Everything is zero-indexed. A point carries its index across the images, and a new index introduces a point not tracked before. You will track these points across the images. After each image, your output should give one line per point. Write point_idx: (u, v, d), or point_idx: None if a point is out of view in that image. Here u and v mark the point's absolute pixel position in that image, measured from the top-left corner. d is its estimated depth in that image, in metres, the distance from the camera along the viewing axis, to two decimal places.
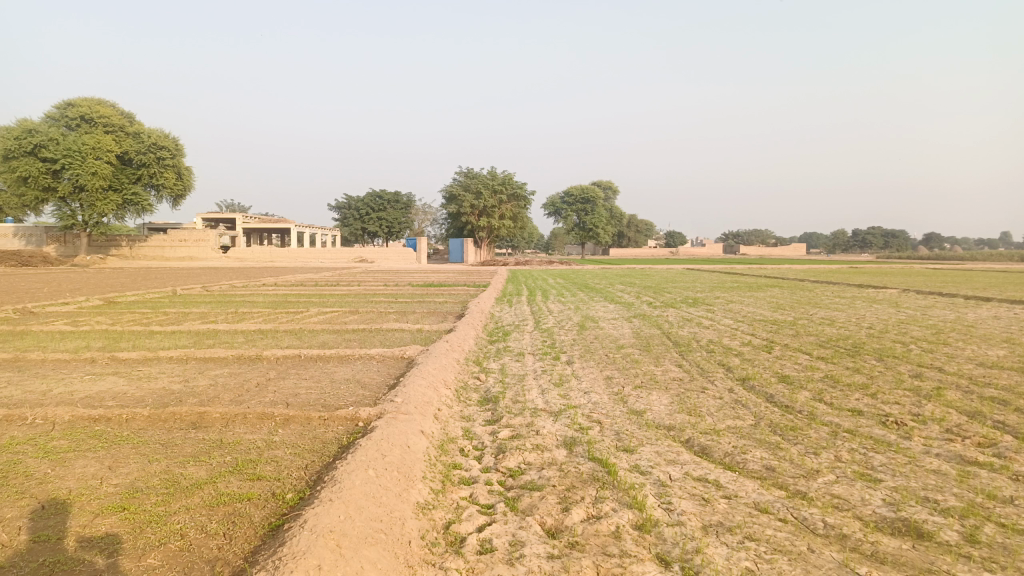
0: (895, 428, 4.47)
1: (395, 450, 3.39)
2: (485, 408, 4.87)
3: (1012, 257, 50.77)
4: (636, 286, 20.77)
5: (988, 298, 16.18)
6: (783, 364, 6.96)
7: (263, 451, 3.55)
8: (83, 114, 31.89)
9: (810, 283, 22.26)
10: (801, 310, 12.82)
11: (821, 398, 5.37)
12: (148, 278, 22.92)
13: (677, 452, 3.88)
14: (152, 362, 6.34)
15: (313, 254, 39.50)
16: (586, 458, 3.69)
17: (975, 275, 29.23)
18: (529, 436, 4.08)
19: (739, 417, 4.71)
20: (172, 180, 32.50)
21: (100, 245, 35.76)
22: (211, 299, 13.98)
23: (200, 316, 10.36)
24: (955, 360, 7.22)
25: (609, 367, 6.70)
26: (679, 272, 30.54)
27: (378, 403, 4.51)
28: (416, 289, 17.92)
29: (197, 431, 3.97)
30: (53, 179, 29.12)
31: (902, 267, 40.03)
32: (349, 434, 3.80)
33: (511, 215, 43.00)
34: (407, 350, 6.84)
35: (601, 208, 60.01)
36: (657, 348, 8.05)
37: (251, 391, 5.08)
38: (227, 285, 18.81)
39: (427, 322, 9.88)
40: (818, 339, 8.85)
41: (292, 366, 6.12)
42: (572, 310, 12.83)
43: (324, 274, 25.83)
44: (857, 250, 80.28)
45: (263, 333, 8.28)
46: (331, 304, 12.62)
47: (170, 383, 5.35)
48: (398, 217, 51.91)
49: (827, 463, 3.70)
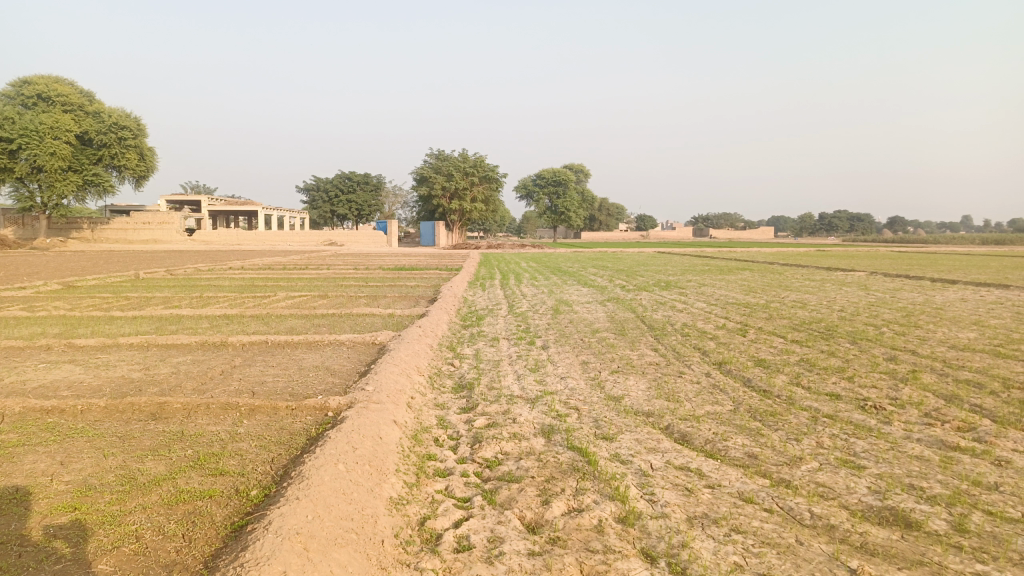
0: (875, 413, 4.43)
1: (367, 441, 3.24)
2: (459, 395, 4.74)
3: (972, 240, 51.71)
4: (609, 270, 20.74)
5: (953, 281, 16.41)
6: (758, 348, 6.93)
7: (227, 444, 3.38)
8: (40, 92, 30.81)
9: (779, 266, 22.39)
10: (772, 293, 12.86)
11: (798, 382, 5.32)
12: (110, 261, 22.30)
13: (657, 440, 3.78)
14: (110, 349, 6.08)
15: (282, 237, 38.86)
16: (565, 447, 3.58)
17: (939, 258, 29.68)
18: (506, 424, 3.95)
19: (718, 402, 4.64)
20: (133, 160, 31.78)
21: (60, 228, 34.73)
22: (175, 283, 13.59)
23: (162, 301, 10.04)
24: (927, 343, 7.25)
25: (584, 352, 6.59)
26: (651, 255, 30.61)
27: (348, 391, 4.35)
28: (387, 272, 17.70)
29: (157, 422, 3.77)
30: (9, 160, 28.14)
31: (868, 250, 40.58)
32: (318, 424, 3.64)
33: (483, 197, 42.71)
34: (378, 335, 6.66)
35: (572, 191, 59.90)
36: (632, 332, 7.96)
37: (215, 379, 4.87)
38: (193, 268, 18.37)
39: (399, 306, 9.71)
40: (791, 322, 8.86)
41: (258, 352, 5.91)
42: (545, 294, 12.70)
43: (293, 258, 25.45)
44: (824, 233, 81.30)
45: (229, 318, 8.03)
46: (300, 288, 12.35)
47: (128, 372, 5.12)
48: (368, 200, 51.26)
49: (810, 449, 3.64)
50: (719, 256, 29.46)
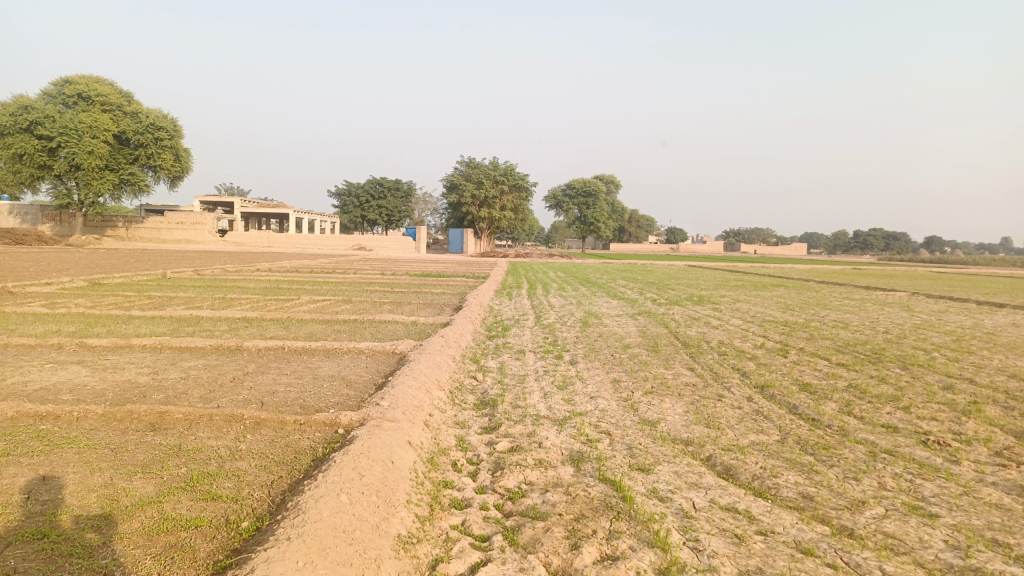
0: (939, 450, 4.01)
1: (376, 466, 2.92)
2: (482, 413, 4.40)
3: (1015, 263, 50.18)
4: (641, 282, 20.31)
5: (1000, 305, 15.76)
6: (802, 371, 6.49)
7: (224, 463, 3.07)
8: (81, 92, 31.24)
9: (815, 284, 21.74)
10: (810, 312, 12.34)
11: (850, 411, 4.90)
12: (141, 260, 22.42)
13: (699, 473, 3.42)
14: (122, 350, 5.86)
15: (312, 241, 38.99)
16: (596, 478, 3.23)
17: (981, 279, 28.67)
18: (531, 449, 3.61)
19: (763, 432, 4.24)
20: (169, 161, 31.99)
21: (96, 226, 35.19)
22: (201, 284, 13.48)
23: (184, 302, 9.86)
24: (985, 372, 6.73)
25: (615, 369, 6.20)
26: (682, 270, 30.02)
27: (362, 405, 4.04)
28: (415, 278, 17.49)
29: (155, 434, 3.48)
30: (49, 157, 28.58)
31: (909, 270, 39.37)
32: (326, 443, 3.33)
33: (512, 206, 42.49)
34: (399, 345, 6.35)
35: (602, 202, 59.52)
36: (666, 349, 7.55)
37: (224, 387, 4.58)
38: (221, 269, 18.33)
39: (423, 314, 9.42)
40: (834, 344, 8.39)
41: (273, 359, 5.63)
42: (574, 305, 12.33)
43: (321, 260, 25.49)
44: (858, 253, 79.53)
45: (248, 321, 7.79)
46: (324, 292, 12.16)
47: (135, 376, 4.85)
48: (397, 205, 51.33)
49: (871, 491, 3.24)
50: (752, 272, 28.86)
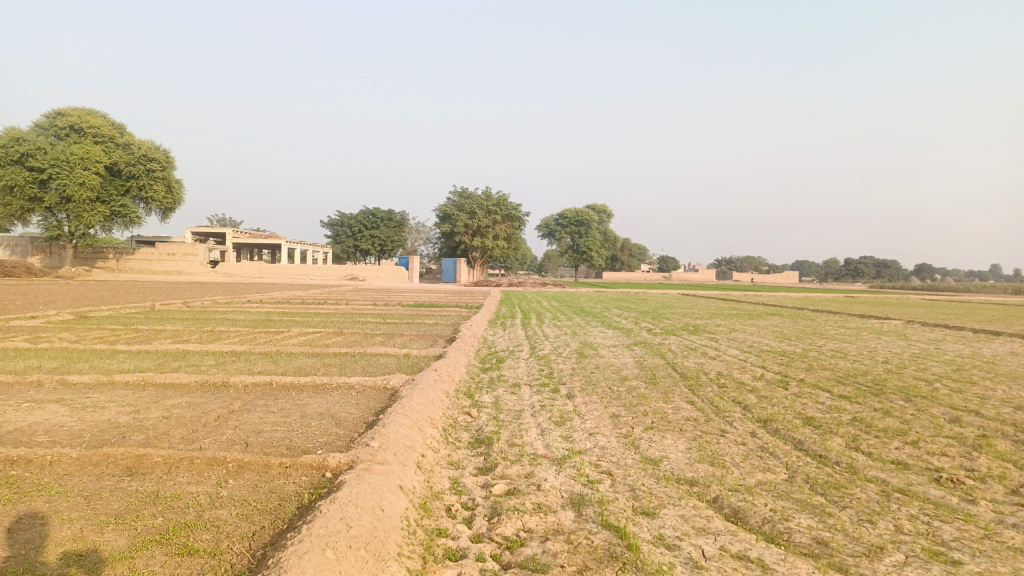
0: (953, 489, 3.85)
1: (365, 515, 2.74)
2: (477, 452, 4.23)
3: (1004, 290, 50.28)
4: (635, 311, 20.17)
5: (996, 333, 15.65)
6: (805, 404, 6.33)
7: (203, 512, 2.88)
8: (73, 124, 31.27)
9: (809, 312, 21.64)
10: (807, 341, 12.19)
11: (857, 447, 4.74)
12: (130, 292, 22.16)
13: (707, 517, 3.24)
14: (103, 388, 5.65)
15: (304, 271, 38.82)
16: (599, 524, 3.05)
17: (974, 307, 28.66)
18: (529, 492, 3.44)
19: (771, 470, 4.07)
20: (161, 192, 31.88)
21: (87, 258, 34.93)
22: (189, 316, 13.26)
23: (171, 335, 9.67)
24: (990, 403, 6.58)
25: (614, 403, 6.02)
26: (676, 298, 29.89)
27: (351, 447, 3.85)
28: (406, 309, 17.32)
29: (132, 479, 3.30)
30: (40, 189, 28.42)
31: (901, 297, 39.34)
32: (313, 489, 3.14)
33: (505, 235, 42.46)
34: (391, 379, 6.17)
35: (595, 232, 59.63)
36: (664, 381, 7.37)
37: (207, 426, 4.38)
38: (210, 301, 18.09)
39: (415, 346, 9.24)
40: (834, 375, 8.24)
41: (260, 396, 5.43)
42: (568, 336, 12.16)
43: (313, 291, 25.28)
44: (849, 281, 79.82)
45: (236, 355, 7.59)
46: (315, 324, 11.98)
47: (114, 416, 4.64)
48: (390, 235, 51.26)
49: (888, 536, 3.07)
50: (745, 300, 28.76)
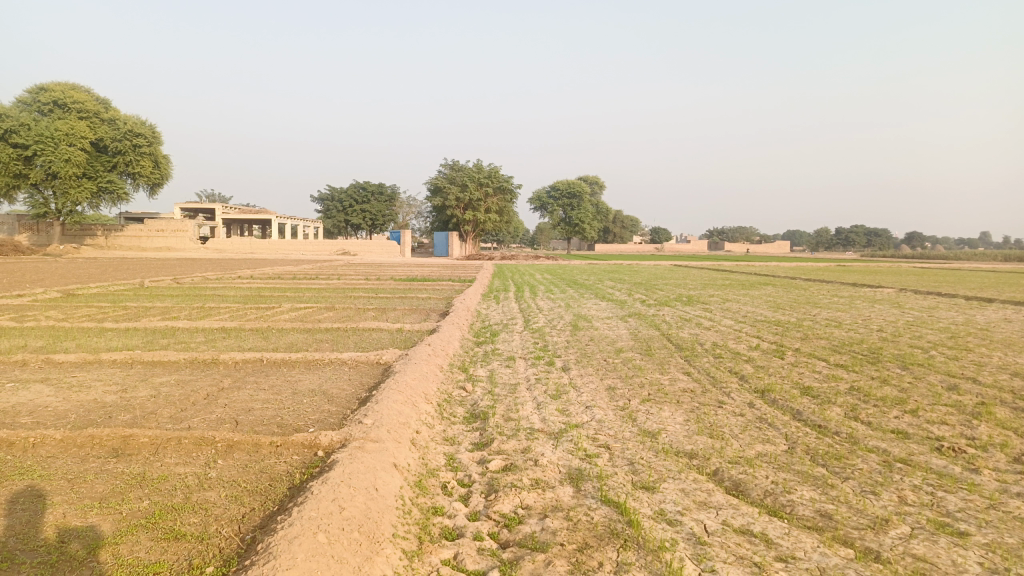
0: (956, 458, 3.80)
1: (358, 496, 2.66)
2: (472, 427, 4.15)
3: (996, 257, 50.42)
4: (628, 282, 20.10)
5: (989, 299, 15.66)
6: (802, 373, 6.28)
7: (191, 494, 2.79)
8: (57, 99, 30.75)
9: (803, 281, 21.63)
10: (802, 311, 12.15)
11: (856, 416, 4.69)
12: (119, 269, 21.94)
13: (708, 491, 3.18)
14: (90, 367, 5.53)
15: (295, 246, 38.54)
16: (599, 500, 2.98)
17: (966, 274, 28.69)
18: (526, 468, 3.36)
19: (770, 441, 4.02)
20: (148, 167, 31.52)
21: (75, 235, 34.48)
22: (179, 292, 13.09)
23: (160, 312, 9.54)
24: (987, 370, 6.56)
25: (610, 376, 5.95)
26: (669, 269, 29.82)
27: (344, 424, 3.76)
28: (399, 283, 17.18)
29: (118, 461, 3.20)
30: (25, 166, 27.91)
31: (893, 265, 39.34)
32: (304, 468, 3.06)
33: (497, 208, 42.20)
34: (384, 354, 6.08)
35: (587, 203, 59.35)
36: (660, 353, 7.31)
37: (196, 405, 4.29)
38: (201, 277, 17.90)
39: (408, 320, 9.15)
40: (830, 344, 8.20)
41: (250, 373, 5.33)
42: (563, 308, 12.08)
43: (305, 266, 25.05)
44: (841, 249, 79.96)
45: (226, 332, 7.47)
46: (306, 299, 11.86)
47: (101, 396, 4.53)
48: (381, 209, 50.87)
49: (892, 507, 3.02)
50: (737, 271, 28.72)
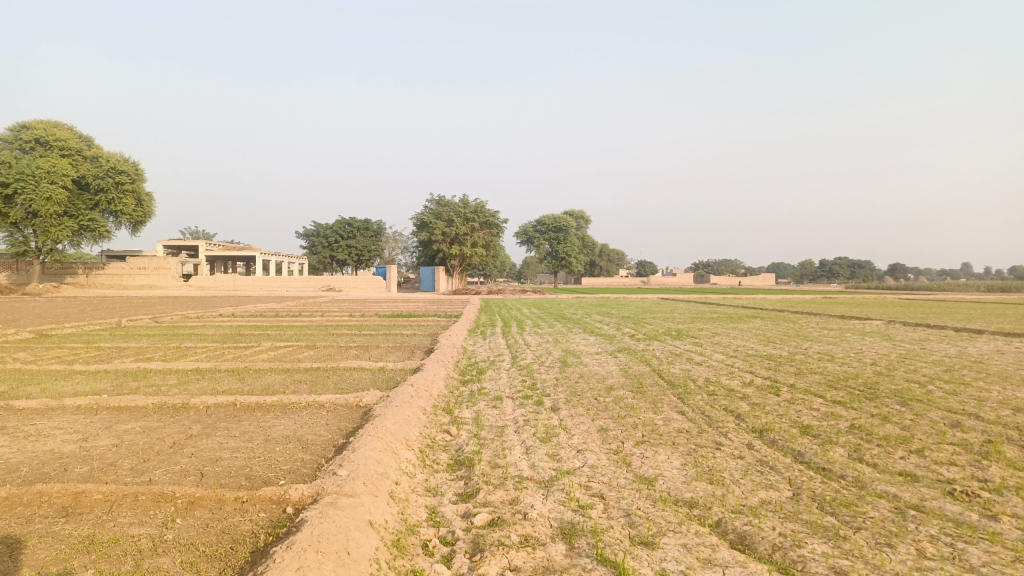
0: (970, 503, 3.58)
1: (327, 563, 2.39)
2: (456, 476, 3.89)
3: (978, 288, 50.69)
4: (616, 317, 19.92)
5: (979, 331, 15.52)
6: (799, 411, 6.05)
7: (142, 561, 2.51)
8: (39, 137, 30.44)
9: (790, 314, 21.55)
10: (794, 344, 11.96)
11: (861, 458, 4.47)
12: (99, 308, 21.53)
13: (712, 545, 2.93)
14: (51, 414, 5.20)
15: (280, 283, 38.16)
16: (594, 560, 2.73)
17: (952, 305, 28.67)
18: (514, 523, 3.11)
19: (773, 487, 3.78)
20: (130, 205, 31.25)
21: (55, 273, 33.84)
22: (156, 332, 12.74)
23: (134, 353, 9.19)
24: (988, 406, 6.36)
25: (601, 416, 5.70)
26: (657, 303, 29.65)
27: (316, 476, 3.48)
28: (384, 320, 16.89)
29: (66, 522, 2.91)
30: (5, 204, 27.49)
31: (878, 297, 39.42)
32: (270, 528, 2.79)
33: (483, 242, 42.10)
34: (364, 396, 5.80)
35: (573, 238, 59.42)
36: (652, 390, 7.07)
37: (160, 455, 4.00)
38: (180, 315, 17.52)
39: (392, 359, 8.85)
40: (825, 379, 8.00)
41: (222, 418, 5.04)
42: (551, 344, 11.83)
43: (288, 303, 24.67)
44: (825, 281, 80.36)
45: (201, 373, 7.17)
46: (287, 337, 11.55)
47: (59, 446, 4.22)
48: (367, 245, 50.60)
49: (913, 562, 2.78)
50: (724, 303, 28.67)
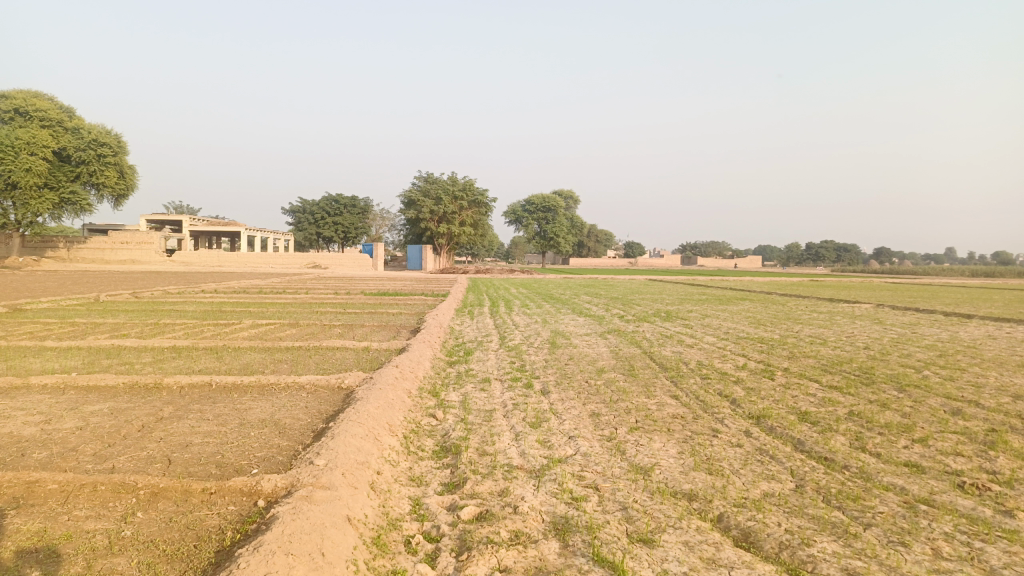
0: (981, 497, 3.41)
1: (299, 566, 2.18)
2: (442, 464, 3.68)
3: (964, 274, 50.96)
4: (605, 297, 19.74)
5: (967, 316, 15.44)
6: (795, 396, 5.88)
7: (93, 562, 2.26)
8: (18, 107, 29.60)
9: (779, 296, 21.42)
10: (784, 327, 11.81)
11: (863, 447, 4.29)
12: (78, 282, 21.07)
13: (715, 543, 2.74)
14: (16, 393, 4.94)
15: (265, 259, 37.68)
16: (590, 559, 2.53)
17: (936, 289, 28.79)
18: (504, 517, 2.90)
19: (775, 478, 3.60)
20: (112, 178, 30.66)
21: (35, 247, 33.19)
22: (134, 307, 12.40)
23: (109, 329, 8.88)
24: (986, 392, 6.22)
25: (592, 400, 5.50)
26: (645, 284, 29.47)
27: (291, 465, 3.26)
28: (370, 298, 16.59)
29: (16, 515, 2.67)
30: None
31: (862, 281, 39.47)
32: (239, 524, 2.57)
33: (471, 221, 41.71)
34: (347, 377, 5.57)
35: (562, 218, 59.15)
36: (644, 373, 6.88)
37: (126, 439, 3.75)
38: (161, 291, 17.15)
39: (376, 338, 8.63)
40: (820, 363, 7.84)
41: (196, 400, 4.79)
42: (539, 324, 11.63)
43: (274, 279, 24.40)
44: (810, 264, 80.69)
45: (178, 351, 6.90)
46: (269, 315, 11.25)
47: (18, 429, 3.95)
48: (354, 222, 50.06)
49: (928, 564, 2.60)
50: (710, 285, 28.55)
